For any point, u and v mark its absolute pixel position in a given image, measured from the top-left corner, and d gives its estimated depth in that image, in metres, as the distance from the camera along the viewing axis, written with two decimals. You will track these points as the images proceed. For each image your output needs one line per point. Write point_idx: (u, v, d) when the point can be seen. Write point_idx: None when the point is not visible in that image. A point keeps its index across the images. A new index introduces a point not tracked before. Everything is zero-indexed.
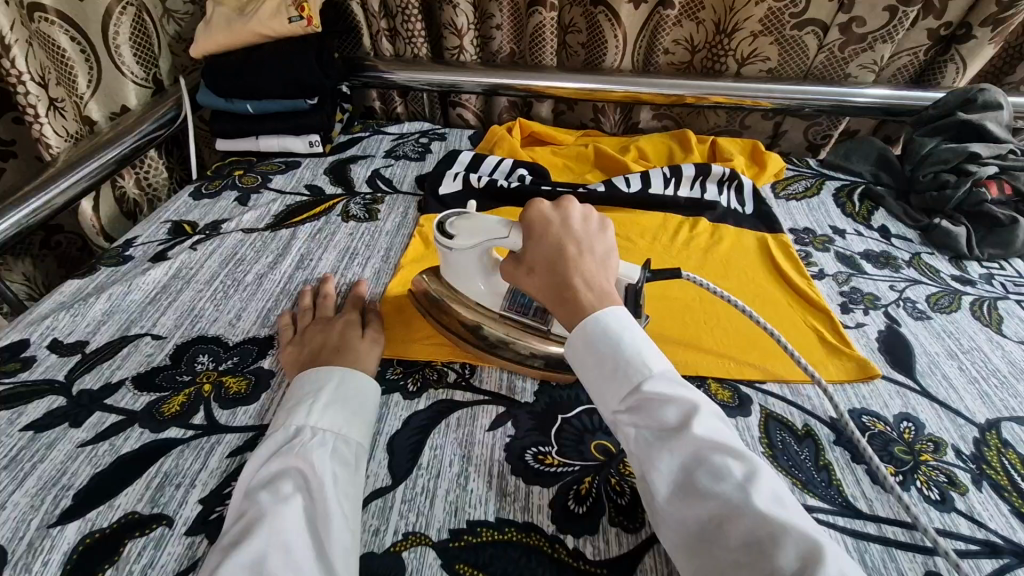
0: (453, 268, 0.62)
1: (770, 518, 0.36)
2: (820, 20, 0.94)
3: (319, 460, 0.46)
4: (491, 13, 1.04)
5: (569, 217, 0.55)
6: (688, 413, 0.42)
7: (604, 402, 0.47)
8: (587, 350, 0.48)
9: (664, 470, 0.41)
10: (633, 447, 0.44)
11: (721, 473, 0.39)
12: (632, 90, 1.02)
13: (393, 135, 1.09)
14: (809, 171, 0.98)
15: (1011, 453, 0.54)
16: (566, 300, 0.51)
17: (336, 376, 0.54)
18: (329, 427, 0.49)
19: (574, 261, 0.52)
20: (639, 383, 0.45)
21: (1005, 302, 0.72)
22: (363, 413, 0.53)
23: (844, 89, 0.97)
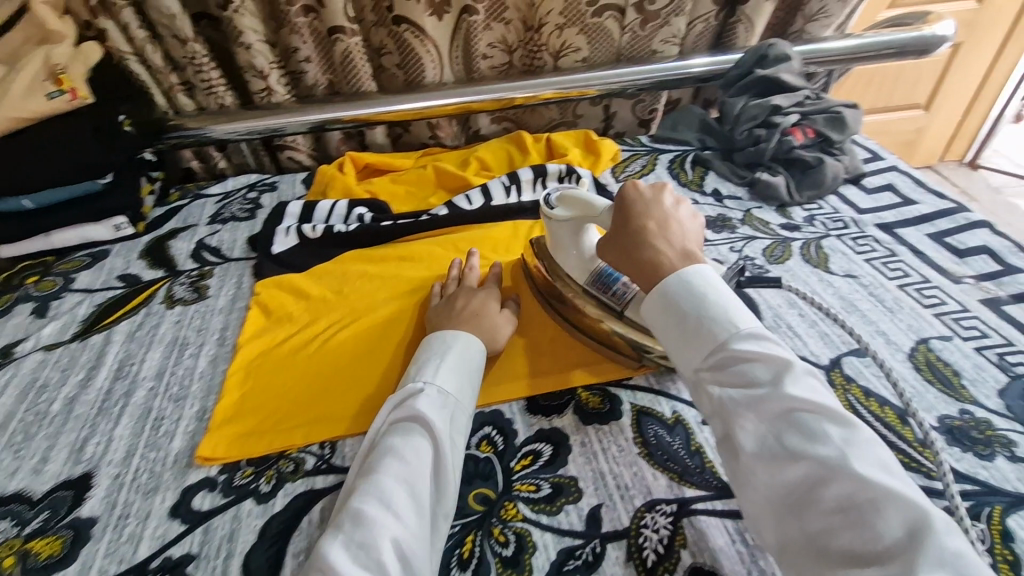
0: (555, 241, 0.63)
1: (869, 480, 0.38)
2: (615, 4, 0.96)
3: (437, 420, 0.49)
4: (294, 46, 0.97)
5: (664, 196, 0.58)
6: (780, 374, 0.43)
7: (688, 360, 0.48)
8: (669, 309, 0.50)
9: (754, 431, 0.43)
10: (720, 409, 0.46)
11: (815, 435, 0.41)
12: (458, 103, 1.00)
13: (217, 195, 1.00)
14: (642, 149, 1.01)
15: (854, 388, 0.58)
16: (644, 263, 0.53)
17: (467, 343, 0.57)
18: (452, 391, 0.52)
19: (654, 229, 0.54)
20: (726, 340, 0.46)
21: (828, 240, 0.78)
22: (474, 378, 0.55)
23: (655, 65, 1.01)
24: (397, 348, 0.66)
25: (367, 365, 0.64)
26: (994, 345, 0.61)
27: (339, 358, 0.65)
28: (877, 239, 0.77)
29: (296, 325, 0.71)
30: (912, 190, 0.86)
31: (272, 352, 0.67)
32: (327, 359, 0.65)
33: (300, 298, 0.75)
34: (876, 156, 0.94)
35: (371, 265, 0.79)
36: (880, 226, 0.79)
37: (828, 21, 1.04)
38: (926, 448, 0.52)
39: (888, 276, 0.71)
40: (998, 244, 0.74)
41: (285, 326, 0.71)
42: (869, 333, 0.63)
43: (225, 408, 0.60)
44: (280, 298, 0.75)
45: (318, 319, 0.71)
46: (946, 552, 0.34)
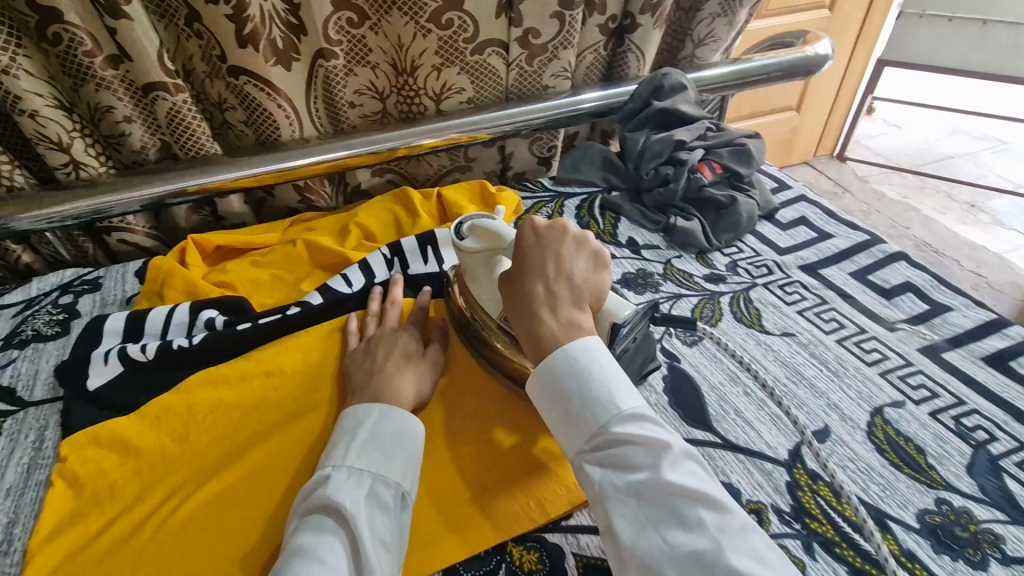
0: (470, 270, 0.62)
1: (742, 573, 0.37)
2: (498, 39, 0.85)
3: (352, 505, 0.45)
4: (107, 104, 0.76)
5: (564, 242, 0.53)
6: (656, 461, 0.42)
7: (572, 440, 0.47)
8: (550, 391, 0.48)
9: (632, 526, 0.41)
10: (601, 498, 0.43)
11: (690, 526, 0.40)
12: (327, 161, 0.84)
13: (14, 305, 0.76)
14: (545, 195, 0.91)
15: (822, 487, 0.51)
16: (530, 332, 0.50)
17: (380, 411, 0.52)
18: (365, 469, 0.48)
19: (543, 288, 0.51)
20: (606, 424, 0.45)
21: (756, 291, 0.72)
22: (402, 452, 0.50)
23: (548, 102, 0.92)
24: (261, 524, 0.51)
25: (219, 557, 0.49)
26: (946, 408, 0.58)
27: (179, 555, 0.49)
28: (804, 285, 0.73)
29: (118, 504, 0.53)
30: (825, 222, 0.83)
31: (90, 547, 0.50)
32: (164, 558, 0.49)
33: (127, 456, 0.56)
34: (782, 185, 0.91)
35: (223, 390, 0.60)
36: (803, 268, 0.76)
37: (716, 46, 1.00)
38: (914, 560, 0.47)
39: (825, 331, 0.66)
40: (919, 278, 0.74)
41: (108, 505, 0.53)
42: (821, 408, 0.58)
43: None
44: (90, 465, 0.55)
45: (146, 491, 0.54)
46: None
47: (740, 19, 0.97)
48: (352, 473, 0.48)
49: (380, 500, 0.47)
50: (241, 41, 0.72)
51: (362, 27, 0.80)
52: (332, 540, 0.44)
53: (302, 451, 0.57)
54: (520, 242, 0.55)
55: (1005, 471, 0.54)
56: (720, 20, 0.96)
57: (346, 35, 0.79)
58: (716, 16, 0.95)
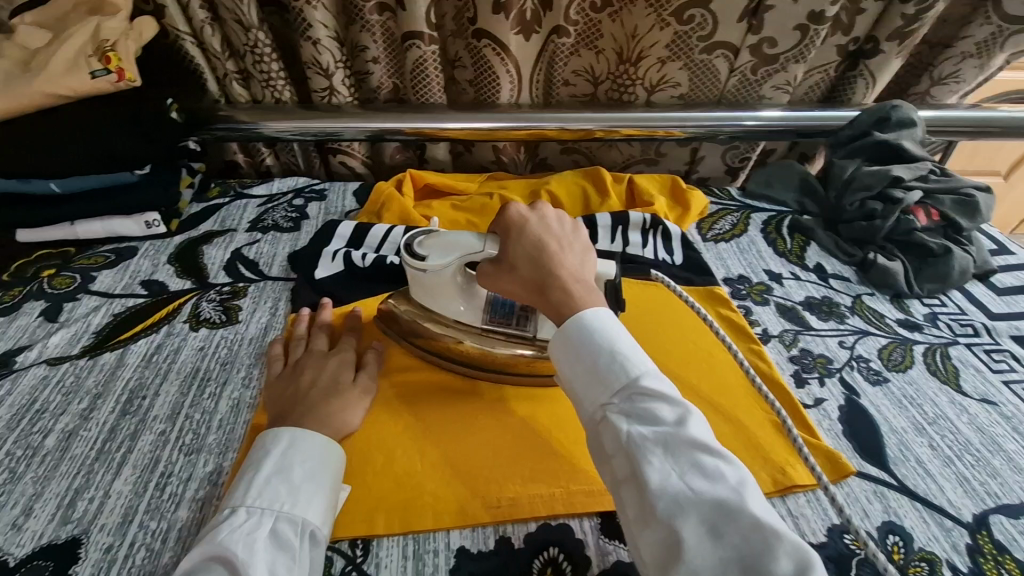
0: (425, 286, 0.58)
1: (763, 526, 0.36)
2: (730, 43, 0.86)
3: (244, 550, 0.40)
4: (363, 45, 0.88)
5: (551, 218, 0.52)
6: (683, 415, 0.40)
7: (592, 395, 0.43)
8: (577, 345, 0.45)
9: (660, 474, 0.38)
10: (626, 447, 0.40)
11: (715, 477, 0.38)
12: (535, 128, 0.91)
13: (260, 197, 0.91)
14: (732, 204, 0.90)
15: (1008, 561, 0.48)
16: (551, 300, 0.48)
17: (290, 440, 0.47)
18: (267, 507, 0.43)
19: (554, 256, 0.49)
20: (635, 377, 0.42)
21: (956, 349, 0.67)
22: (319, 480, 0.46)
23: (761, 112, 0.91)
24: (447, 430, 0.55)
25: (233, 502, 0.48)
26: None
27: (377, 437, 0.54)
28: (1014, 356, 0.67)
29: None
30: None
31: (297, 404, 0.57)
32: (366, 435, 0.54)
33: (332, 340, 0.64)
34: (1003, 249, 0.83)
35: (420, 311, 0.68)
36: (1016, 338, 0.69)
37: (956, 87, 0.92)
38: None
39: None
40: None
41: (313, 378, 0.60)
42: (1019, 485, 0.53)
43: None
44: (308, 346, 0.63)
45: None
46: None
47: (997, 65, 0.89)
48: (252, 513, 0.43)
49: (280, 540, 0.41)
50: (496, 9, 0.79)
51: (602, 12, 0.84)
52: None
53: None
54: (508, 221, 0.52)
55: None
56: (972, 61, 0.88)
57: (585, 17, 0.84)
58: (969, 56, 0.88)
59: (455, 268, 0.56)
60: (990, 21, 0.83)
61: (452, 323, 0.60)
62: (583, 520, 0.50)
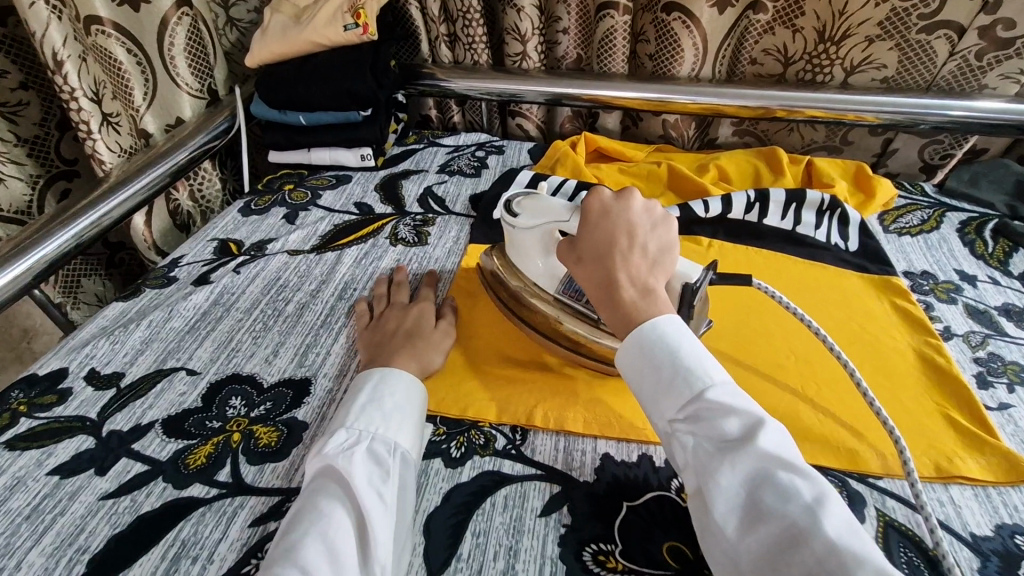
0: (514, 246, 0.63)
1: (842, 548, 0.33)
2: (955, 22, 0.79)
3: (345, 463, 0.45)
4: (558, 15, 0.96)
5: (629, 215, 0.53)
6: (751, 428, 0.39)
7: (660, 410, 0.44)
8: (639, 357, 0.46)
9: (727, 491, 0.38)
10: (692, 464, 0.41)
11: (789, 494, 0.36)
12: (713, 103, 0.91)
13: (448, 146, 1.03)
14: (924, 200, 0.83)
15: None
16: (609, 301, 0.50)
17: (379, 377, 0.53)
18: (366, 428, 0.48)
19: (615, 258, 0.50)
20: (698, 392, 0.42)
21: None
22: (407, 410, 0.50)
23: (980, 102, 0.82)
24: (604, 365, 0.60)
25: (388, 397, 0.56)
26: None
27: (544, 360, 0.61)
28: None
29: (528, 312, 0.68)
30: None
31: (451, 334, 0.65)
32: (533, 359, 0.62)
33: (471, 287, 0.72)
34: None
35: None
36: None
37: None
38: None
39: None
40: None
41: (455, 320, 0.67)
42: None
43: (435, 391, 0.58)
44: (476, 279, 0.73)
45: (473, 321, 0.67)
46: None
47: None
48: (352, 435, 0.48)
49: (376, 455, 0.46)
50: None
51: None
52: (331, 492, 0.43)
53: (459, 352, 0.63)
54: (585, 216, 0.54)
55: None
56: None
57: None
58: None
59: (543, 231, 0.60)
60: None
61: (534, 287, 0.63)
62: None
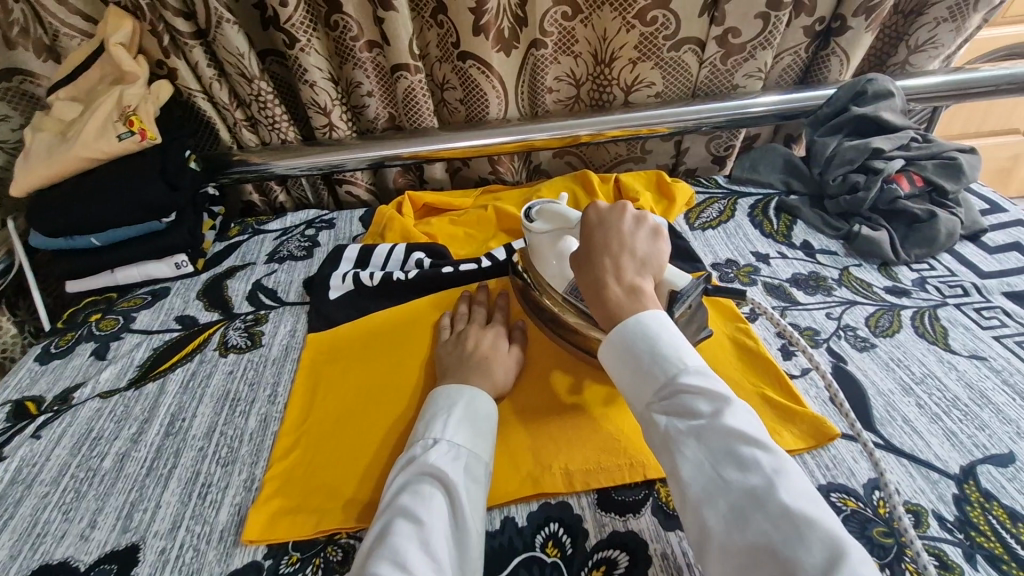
0: (537, 252, 0.65)
1: (794, 513, 0.37)
2: (695, 38, 0.91)
3: (456, 474, 0.48)
4: (357, 80, 0.96)
5: (624, 221, 0.57)
6: (719, 407, 0.43)
7: (640, 395, 0.48)
8: (625, 340, 0.49)
9: (692, 462, 0.42)
10: (664, 440, 0.45)
11: (748, 468, 0.40)
12: (522, 140, 0.96)
13: (275, 231, 0.98)
14: (719, 191, 0.93)
15: (996, 508, 0.48)
16: (603, 296, 0.53)
17: (471, 394, 0.55)
18: (465, 445, 0.51)
19: (609, 256, 0.55)
20: (674, 374, 0.46)
21: (945, 310, 0.68)
22: (490, 431, 0.54)
23: (738, 101, 0.94)
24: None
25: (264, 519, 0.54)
26: None
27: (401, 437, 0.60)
28: (1006, 311, 0.67)
29: (400, 341, 0.71)
30: None
31: (306, 434, 0.62)
32: (386, 443, 0.60)
33: (320, 371, 0.69)
34: (995, 207, 0.82)
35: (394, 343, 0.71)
36: (1009, 295, 0.69)
37: (935, 53, 0.94)
38: None
39: None
40: None
41: (305, 419, 0.64)
42: (1008, 435, 0.54)
43: (260, 525, 0.54)
44: (321, 368, 0.70)
45: (324, 412, 0.64)
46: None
47: (971, 24, 0.90)
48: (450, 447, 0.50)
49: (471, 473, 0.49)
50: (476, 31, 0.86)
51: (574, 20, 0.90)
52: (440, 500, 0.46)
53: (314, 455, 0.60)
54: (586, 225, 0.59)
55: None
56: (946, 25, 0.90)
57: (559, 27, 0.90)
58: (942, 21, 0.90)
59: (552, 234, 0.64)
60: None
61: (546, 285, 0.64)
62: (579, 498, 0.53)
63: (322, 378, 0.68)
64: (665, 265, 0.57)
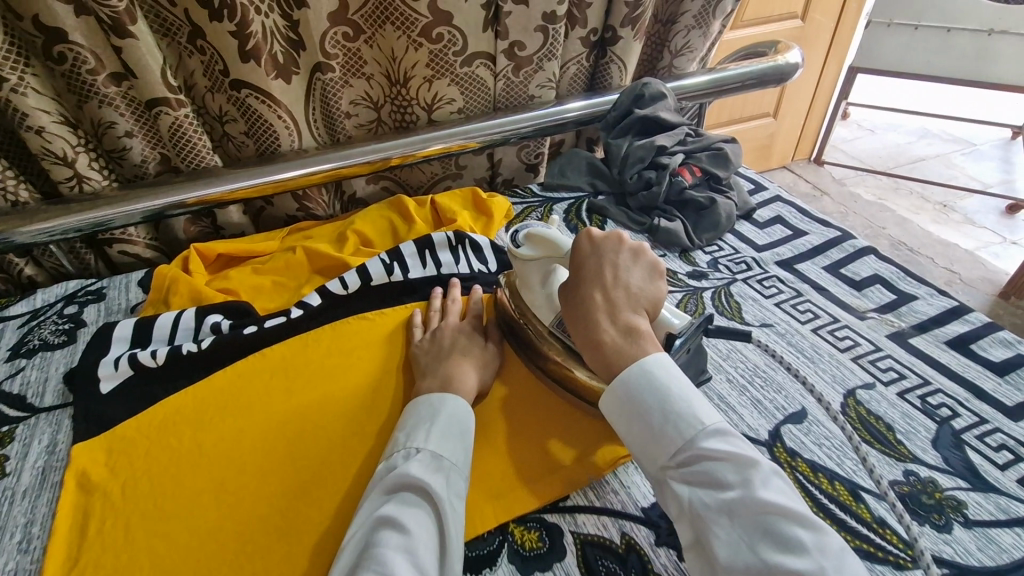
0: (527, 277, 0.67)
1: None
2: (484, 52, 0.91)
3: (438, 490, 0.50)
4: (108, 120, 0.79)
5: (618, 253, 0.59)
6: (746, 476, 0.44)
7: (654, 456, 0.49)
8: (631, 399, 0.50)
9: (724, 539, 0.44)
10: (689, 509, 0.46)
11: (789, 545, 0.41)
12: (324, 169, 0.87)
13: (19, 316, 0.77)
14: (535, 201, 0.95)
15: (800, 464, 0.54)
16: (597, 351, 0.54)
17: (455, 400, 0.58)
18: (447, 456, 0.53)
19: (601, 302, 0.56)
20: (692, 438, 0.47)
21: (735, 286, 0.75)
22: (467, 440, 0.56)
23: (537, 110, 0.97)
24: (320, 475, 0.58)
25: None
26: (913, 388, 0.60)
27: (246, 523, 0.55)
28: (780, 279, 0.76)
29: (215, 416, 0.63)
30: (799, 220, 0.87)
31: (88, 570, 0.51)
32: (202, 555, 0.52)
33: (95, 488, 0.56)
34: (759, 187, 0.95)
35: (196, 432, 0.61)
36: (780, 263, 0.79)
37: (693, 55, 1.07)
38: (885, 527, 0.49)
39: (801, 321, 0.69)
40: (886, 271, 0.76)
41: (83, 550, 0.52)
42: (799, 392, 0.60)
43: None
44: (93, 484, 0.57)
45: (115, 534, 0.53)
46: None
47: (715, 31, 1.03)
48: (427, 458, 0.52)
49: (450, 486, 0.51)
50: (243, 57, 0.76)
51: (357, 41, 0.85)
52: (422, 511, 0.49)
53: None
54: (577, 255, 0.60)
55: (969, 443, 0.55)
56: (696, 32, 1.02)
57: (342, 49, 0.85)
58: (692, 28, 1.02)
59: (540, 262, 0.66)
60: None
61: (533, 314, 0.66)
62: None
63: (97, 496, 0.56)
64: (661, 298, 0.58)
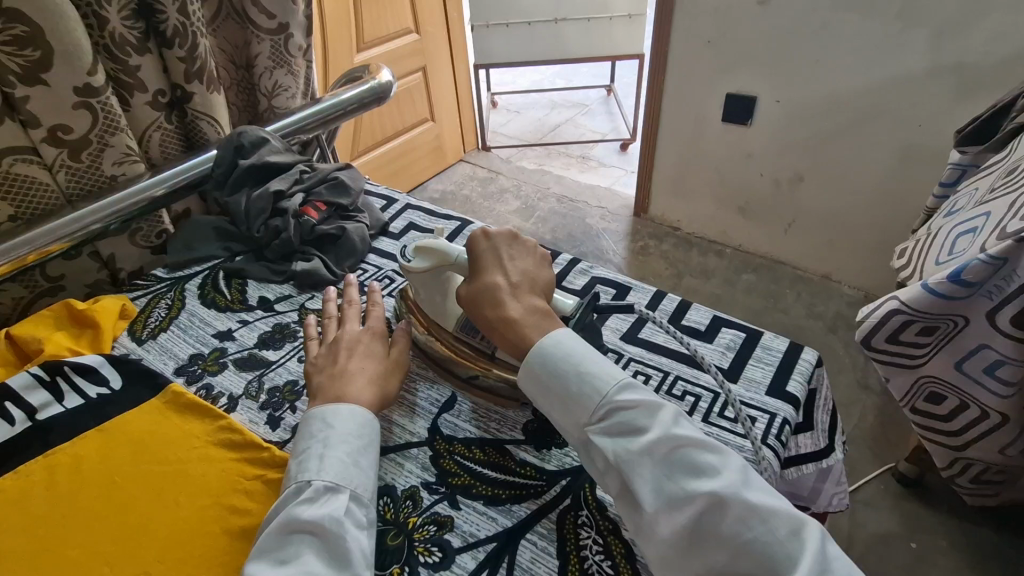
0: (430, 285, 0.69)
1: (757, 506, 0.46)
2: (15, 145, 0.76)
3: (331, 522, 0.49)
4: None
5: (507, 245, 0.64)
6: (659, 417, 0.51)
7: (575, 417, 0.54)
8: (546, 368, 0.56)
9: (647, 480, 0.49)
10: (614, 462, 0.51)
11: (703, 471, 0.48)
12: None
13: None
14: (160, 287, 0.84)
15: (457, 446, 0.62)
16: (501, 332, 0.60)
17: (348, 409, 0.57)
18: (342, 485, 0.52)
19: (501, 289, 0.61)
20: (609, 395, 0.53)
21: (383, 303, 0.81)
22: (368, 456, 0.55)
23: (122, 190, 0.83)
24: None
25: None
26: None
27: None
28: None
29: None
30: (428, 221, 0.96)
31: None
32: None
33: None
34: (390, 200, 1.01)
35: None
36: None
37: (290, 94, 1.06)
38: (528, 466, 0.60)
39: None
40: None
41: None
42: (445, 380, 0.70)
43: None
44: None
45: None
46: (827, 555, 0.45)
47: (300, 67, 1.05)
48: (318, 492, 0.51)
49: (349, 514, 0.51)
50: None
51: None
52: (310, 556, 0.47)
53: None
54: (473, 249, 0.65)
55: None
56: (280, 71, 1.03)
57: None
58: (274, 68, 1.02)
59: (434, 272, 0.68)
60: (261, 39, 0.98)
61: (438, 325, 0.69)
62: None
63: None
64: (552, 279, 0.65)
